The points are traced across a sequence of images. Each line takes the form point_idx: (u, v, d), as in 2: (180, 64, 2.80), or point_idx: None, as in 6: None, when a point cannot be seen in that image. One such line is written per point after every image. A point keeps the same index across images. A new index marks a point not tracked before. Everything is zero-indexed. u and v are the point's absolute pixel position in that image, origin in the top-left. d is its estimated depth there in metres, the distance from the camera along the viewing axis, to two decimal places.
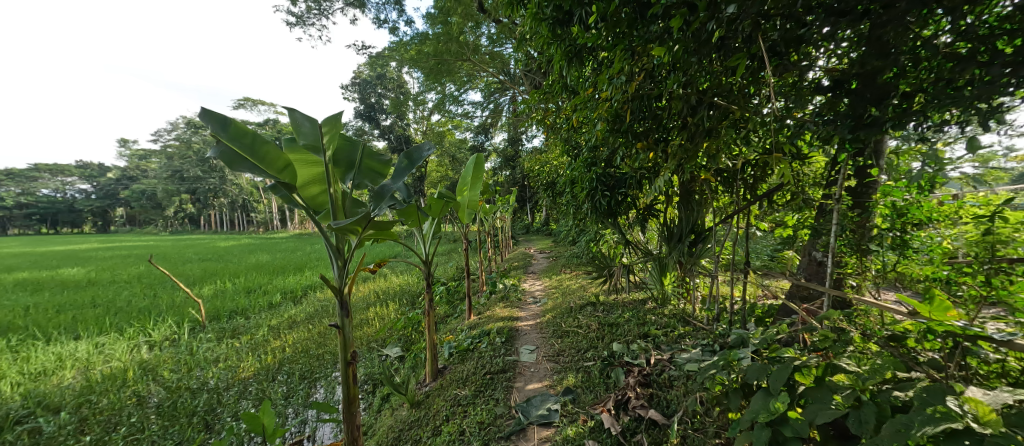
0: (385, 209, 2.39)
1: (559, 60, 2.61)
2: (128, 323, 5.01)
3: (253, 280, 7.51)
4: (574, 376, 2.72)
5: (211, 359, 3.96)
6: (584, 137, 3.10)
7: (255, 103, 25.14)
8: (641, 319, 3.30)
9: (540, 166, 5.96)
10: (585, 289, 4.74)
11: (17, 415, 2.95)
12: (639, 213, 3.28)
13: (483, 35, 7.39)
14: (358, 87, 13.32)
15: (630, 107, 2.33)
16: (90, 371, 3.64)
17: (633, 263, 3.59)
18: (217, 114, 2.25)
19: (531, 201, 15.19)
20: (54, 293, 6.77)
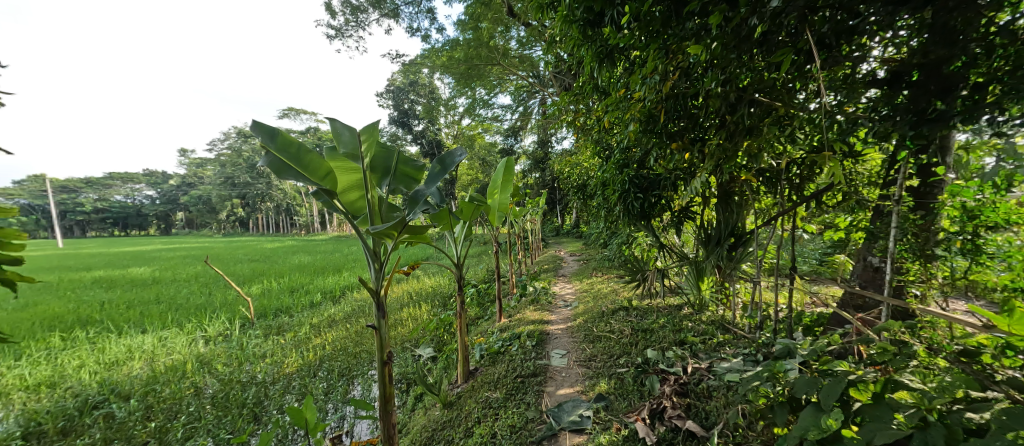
0: (419, 213, 2.41)
1: (590, 61, 2.58)
2: (186, 319, 5.32)
3: (295, 281, 7.81)
4: (607, 383, 2.67)
5: (259, 354, 4.13)
6: (616, 139, 3.06)
7: (297, 112, 26.21)
8: (676, 325, 3.21)
9: (571, 168, 5.90)
10: (617, 292, 4.66)
11: (94, 401, 3.18)
12: (674, 216, 3.18)
13: (513, 38, 7.40)
14: (392, 94, 13.68)
15: (664, 107, 2.26)
16: (155, 362, 3.88)
17: (668, 267, 3.50)
18: (267, 126, 2.36)
19: (561, 203, 15.12)
20: (122, 290, 7.27)
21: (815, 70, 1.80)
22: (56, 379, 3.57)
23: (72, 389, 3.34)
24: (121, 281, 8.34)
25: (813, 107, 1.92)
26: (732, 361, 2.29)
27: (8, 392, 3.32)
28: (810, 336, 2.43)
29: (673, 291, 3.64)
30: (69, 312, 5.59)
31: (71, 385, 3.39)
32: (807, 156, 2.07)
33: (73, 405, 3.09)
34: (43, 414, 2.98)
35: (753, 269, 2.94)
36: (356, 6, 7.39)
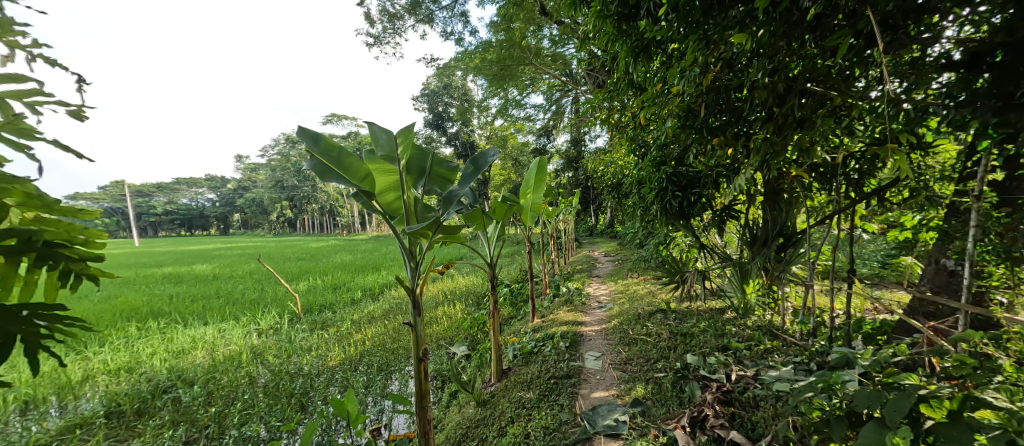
0: (453, 213, 2.42)
1: (625, 57, 2.51)
2: (241, 312, 5.62)
3: (338, 278, 8.09)
4: (644, 387, 2.59)
5: (306, 347, 4.30)
6: (653, 136, 2.97)
7: (339, 119, 27.19)
8: (719, 330, 3.09)
9: (606, 167, 5.80)
10: (654, 294, 4.54)
11: (163, 386, 3.40)
12: (716, 215, 3.08)
13: (546, 37, 7.37)
14: (427, 97, 13.93)
15: (705, 101, 2.17)
16: (214, 352, 4.11)
17: (709, 268, 3.37)
18: (311, 131, 2.44)
19: (595, 203, 14.98)
20: (185, 285, 7.78)
21: (877, 54, 1.72)
22: (132, 364, 3.86)
23: (144, 375, 3.58)
24: (182, 277, 8.92)
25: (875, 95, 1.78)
26: (782, 370, 2.19)
27: (93, 375, 3.61)
28: (870, 344, 2.26)
29: (714, 294, 3.50)
30: (142, 304, 6.05)
31: (145, 371, 3.65)
32: (866, 148, 1.96)
33: (146, 389, 3.32)
34: (122, 396, 3.22)
35: (803, 272, 2.79)
36: (392, 13, 7.56)
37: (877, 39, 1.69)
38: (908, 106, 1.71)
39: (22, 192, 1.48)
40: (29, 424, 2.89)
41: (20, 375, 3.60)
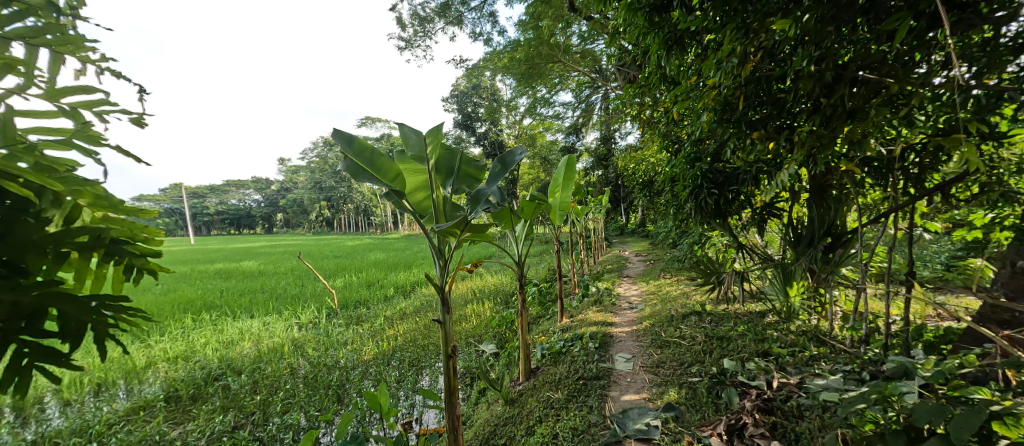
0: (481, 212, 2.42)
1: (657, 50, 2.44)
2: (283, 306, 5.85)
3: (371, 275, 8.28)
4: (677, 392, 2.52)
5: (342, 341, 4.41)
6: (687, 131, 2.89)
7: (373, 122, 27.87)
8: (758, 334, 2.97)
9: (637, 165, 5.67)
10: (689, 296, 4.42)
11: (215, 373, 3.59)
12: (756, 213, 2.98)
13: (576, 33, 7.28)
14: (456, 98, 14.06)
15: (744, 92, 2.08)
16: (260, 343, 4.29)
17: (748, 269, 3.24)
18: (346, 132, 2.49)
19: (625, 201, 14.76)
20: (232, 280, 8.17)
21: (940, 37, 1.61)
22: (188, 353, 4.08)
23: (198, 363, 3.78)
24: (230, 272, 9.37)
25: (938, 81, 1.70)
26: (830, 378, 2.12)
27: (154, 362, 3.83)
28: (932, 354, 2.11)
29: (753, 297, 3.36)
30: (196, 297, 6.41)
31: (199, 359, 3.85)
32: (928, 140, 1.84)
33: (200, 376, 3.51)
34: (179, 381, 3.42)
35: (856, 272, 2.78)
36: (423, 17, 7.67)
37: (941, 20, 1.57)
38: (978, 93, 1.59)
39: (91, 193, 1.55)
40: (99, 405, 3.10)
41: (91, 360, 3.87)
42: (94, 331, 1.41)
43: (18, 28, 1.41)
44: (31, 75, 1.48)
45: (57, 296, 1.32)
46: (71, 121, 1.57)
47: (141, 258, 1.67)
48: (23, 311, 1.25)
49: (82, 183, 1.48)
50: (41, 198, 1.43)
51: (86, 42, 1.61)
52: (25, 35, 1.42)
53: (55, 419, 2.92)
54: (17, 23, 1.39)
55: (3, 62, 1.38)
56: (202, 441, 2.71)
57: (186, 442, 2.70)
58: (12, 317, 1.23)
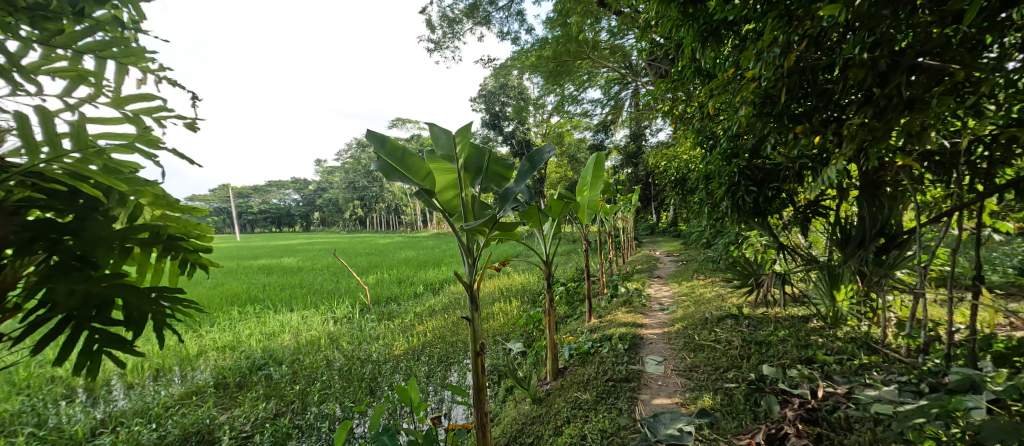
0: (510, 210, 2.41)
1: (691, 42, 2.37)
2: (319, 301, 6.03)
3: (402, 272, 8.44)
4: (712, 398, 2.43)
5: (375, 336, 4.51)
6: (723, 126, 2.80)
7: (403, 123, 28.37)
8: (801, 340, 2.84)
9: (669, 162, 5.54)
10: (724, 298, 4.28)
11: (258, 363, 3.74)
12: (799, 212, 2.85)
13: (605, 29, 7.19)
14: (483, 98, 14.12)
15: (788, 84, 2.00)
16: (299, 336, 4.44)
17: (790, 271, 3.09)
18: (377, 133, 2.52)
19: (656, 200, 14.48)
20: (273, 275, 8.52)
21: (1013, 18, 1.50)
22: (235, 343, 4.28)
23: (244, 352, 3.96)
24: (270, 267, 9.77)
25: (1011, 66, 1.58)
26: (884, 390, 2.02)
27: (205, 350, 4.04)
28: (1002, 366, 1.96)
29: (795, 301, 3.20)
30: (241, 291, 6.71)
31: (245, 349, 4.04)
32: (1000, 131, 1.71)
33: (245, 364, 3.67)
34: (227, 369, 3.59)
35: (914, 274, 2.58)
36: (451, 18, 7.74)
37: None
38: None
39: (152, 193, 1.59)
40: (157, 389, 3.30)
41: (150, 346, 4.12)
42: (154, 320, 1.49)
43: (88, 42, 1.44)
44: (100, 85, 1.54)
45: (122, 287, 1.38)
46: (135, 125, 1.62)
47: (194, 253, 1.72)
48: (93, 301, 1.32)
49: (144, 184, 1.53)
50: (108, 197, 1.48)
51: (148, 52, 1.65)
52: (94, 48, 1.46)
53: (121, 400, 3.12)
54: (88, 38, 1.43)
55: (76, 73, 1.48)
56: (248, 427, 2.82)
57: (233, 427, 2.82)
58: (84, 305, 1.31)
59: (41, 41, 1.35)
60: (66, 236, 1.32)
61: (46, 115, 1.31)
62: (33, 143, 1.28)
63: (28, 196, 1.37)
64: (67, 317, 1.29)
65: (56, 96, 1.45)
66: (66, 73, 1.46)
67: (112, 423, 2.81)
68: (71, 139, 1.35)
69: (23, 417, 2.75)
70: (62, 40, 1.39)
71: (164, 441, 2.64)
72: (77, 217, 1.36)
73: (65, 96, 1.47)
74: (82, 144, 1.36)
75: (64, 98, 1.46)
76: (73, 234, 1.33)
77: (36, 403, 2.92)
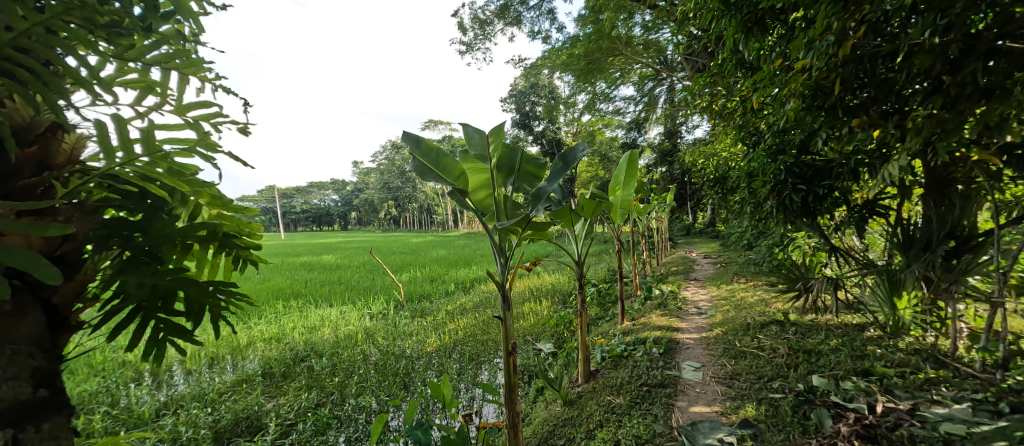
0: (542, 210, 2.39)
1: (734, 33, 2.29)
2: (356, 297, 6.20)
3: (434, 271, 8.55)
4: (755, 408, 2.31)
5: (408, 332, 4.58)
6: (767, 121, 2.69)
7: (434, 124, 28.77)
8: (857, 350, 2.69)
9: (706, 160, 5.36)
10: (767, 303, 4.10)
11: (301, 355, 3.89)
12: (854, 212, 2.68)
13: (638, 24, 7.06)
14: (514, 98, 14.15)
15: (843, 73, 1.90)
16: (337, 330, 4.57)
17: (843, 276, 2.93)
18: (413, 134, 2.55)
19: (691, 199, 14.08)
20: (313, 272, 8.84)
21: None
22: (279, 335, 4.47)
23: (288, 344, 4.12)
24: (310, 264, 10.16)
25: None
26: (954, 408, 1.89)
27: (253, 341, 4.24)
28: None
29: (849, 308, 3.02)
30: (284, 286, 7.01)
31: (288, 341, 4.20)
32: None
33: (289, 356, 3.82)
34: (273, 360, 3.75)
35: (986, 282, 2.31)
36: (482, 20, 7.78)
37: None
38: None
39: (209, 193, 1.61)
40: (212, 376, 3.49)
41: (206, 335, 4.37)
42: (211, 311, 1.58)
43: (155, 54, 1.38)
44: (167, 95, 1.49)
45: (186, 281, 1.43)
46: (195, 131, 1.52)
47: (246, 251, 1.77)
48: (159, 292, 1.41)
49: (202, 185, 1.56)
50: (172, 197, 1.49)
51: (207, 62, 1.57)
52: (161, 61, 1.40)
53: (180, 385, 3.32)
54: (156, 51, 1.36)
55: (145, 84, 1.44)
56: (291, 414, 2.92)
57: (278, 415, 2.93)
58: (151, 297, 1.39)
59: (114, 54, 1.24)
60: (136, 233, 1.32)
61: (121, 121, 1.20)
62: (109, 148, 1.19)
63: (104, 197, 1.38)
64: (137, 309, 1.39)
65: (127, 104, 1.37)
66: (137, 84, 1.43)
67: (174, 406, 2.98)
68: (141, 142, 1.29)
69: (100, 397, 2.98)
70: (134, 53, 1.29)
71: (218, 425, 2.77)
72: (146, 216, 1.37)
73: (134, 104, 1.36)
74: (153, 148, 1.29)
75: (133, 105, 1.36)
76: (142, 231, 1.33)
77: (110, 385, 3.16)
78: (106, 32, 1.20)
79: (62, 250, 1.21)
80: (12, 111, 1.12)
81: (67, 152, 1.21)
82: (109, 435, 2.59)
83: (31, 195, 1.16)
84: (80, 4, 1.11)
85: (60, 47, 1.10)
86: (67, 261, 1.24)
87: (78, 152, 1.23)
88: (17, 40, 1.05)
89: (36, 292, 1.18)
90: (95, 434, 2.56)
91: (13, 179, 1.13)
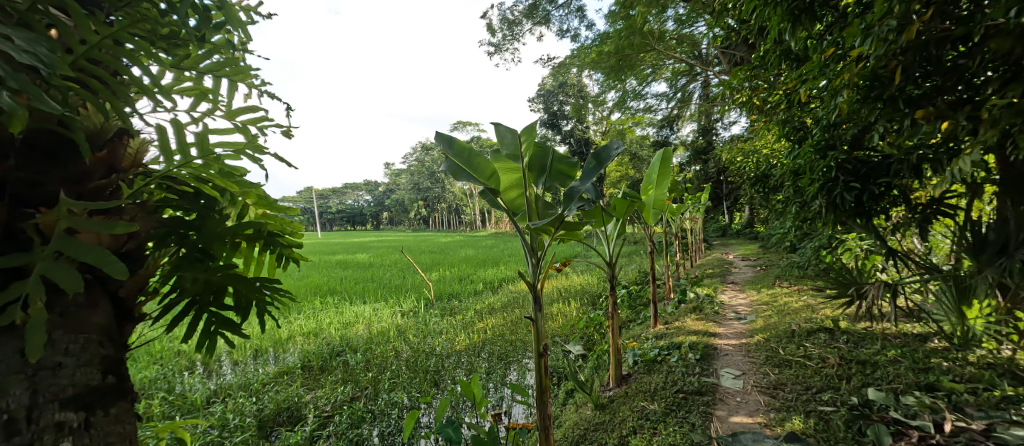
0: (574, 210, 2.32)
1: (781, 23, 2.20)
2: (387, 295, 6.31)
3: (463, 270, 8.62)
4: (803, 421, 2.19)
5: (438, 330, 4.62)
6: (816, 114, 2.56)
7: (463, 125, 29.04)
8: (919, 363, 2.52)
9: (744, 158, 5.17)
10: (812, 309, 3.91)
11: (337, 349, 3.98)
12: (914, 213, 2.49)
13: (671, 18, 6.90)
14: (542, 97, 14.16)
15: (905, 60, 1.79)
16: (370, 327, 4.67)
17: (901, 281, 2.75)
18: (446, 134, 2.56)
19: (726, 198, 13.60)
20: (347, 269, 9.09)
21: None
22: (317, 329, 4.61)
23: (324, 339, 4.24)
24: (344, 262, 10.46)
25: None
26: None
27: (293, 335, 4.40)
28: None
29: (908, 315, 2.83)
30: (320, 282, 7.24)
31: (324, 336, 4.32)
32: None
33: (326, 350, 3.93)
34: (311, 353, 3.87)
35: None
36: (511, 20, 7.79)
37: None
38: None
39: (255, 194, 1.67)
40: (257, 367, 3.64)
41: (252, 328, 4.57)
42: (257, 305, 1.62)
43: (208, 63, 1.42)
44: (218, 101, 1.52)
45: (235, 276, 1.49)
46: (244, 136, 1.54)
47: (289, 248, 1.81)
48: (211, 287, 1.46)
49: (250, 186, 1.62)
50: (223, 197, 1.56)
51: (254, 69, 1.60)
52: (213, 70, 1.43)
53: (228, 375, 3.49)
54: (208, 60, 1.40)
55: (199, 91, 1.49)
56: (329, 407, 2.99)
57: (316, 406, 3.01)
58: (204, 292, 1.45)
59: (173, 64, 1.28)
60: (191, 232, 1.39)
61: (180, 124, 1.24)
62: (168, 151, 1.22)
63: (164, 197, 1.45)
64: (191, 302, 1.46)
65: (184, 109, 1.40)
66: (192, 92, 1.49)
67: (222, 394, 3.12)
68: (197, 146, 1.32)
69: (158, 383, 3.16)
70: (190, 63, 1.33)
71: (261, 414, 2.87)
72: (199, 215, 1.44)
73: (189, 109, 1.40)
74: (207, 151, 1.33)
75: (189, 111, 1.40)
76: (195, 230, 1.39)
77: (167, 372, 3.35)
78: (166, 44, 1.25)
79: (128, 246, 1.21)
80: (84, 118, 1.13)
81: (132, 156, 1.23)
82: (166, 419, 2.74)
83: (99, 196, 1.16)
84: (142, 19, 1.14)
85: (127, 57, 1.11)
86: (131, 258, 1.25)
87: (142, 157, 1.24)
88: (90, 52, 1.06)
89: (104, 285, 1.18)
90: (154, 418, 2.71)
91: (84, 182, 1.12)
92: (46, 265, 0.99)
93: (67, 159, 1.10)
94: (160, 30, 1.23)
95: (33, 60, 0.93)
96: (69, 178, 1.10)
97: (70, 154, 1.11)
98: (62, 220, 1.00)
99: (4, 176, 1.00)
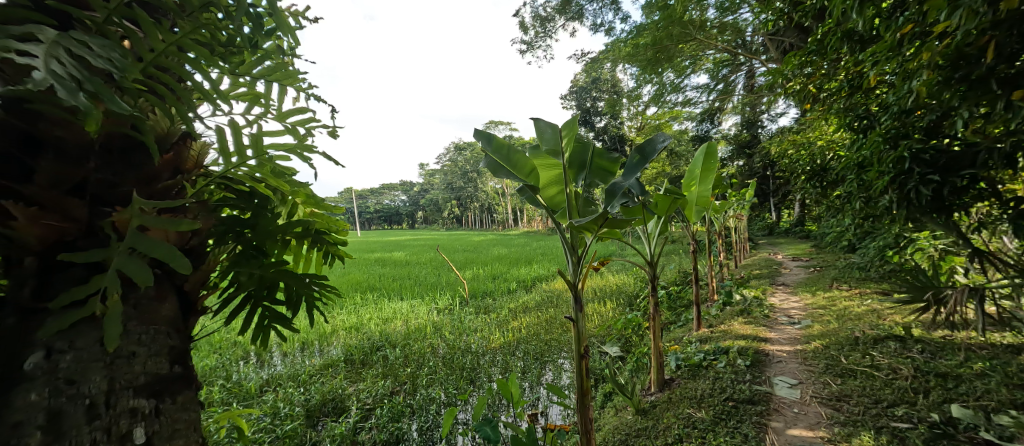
0: (617, 207, 2.25)
1: (844, 2, 2.07)
2: (424, 292, 6.40)
3: (496, 269, 8.63)
4: (874, 438, 2.03)
5: (474, 329, 4.64)
6: (883, 100, 2.38)
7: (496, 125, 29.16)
8: (1013, 380, 2.29)
9: (794, 150, 4.90)
10: (878, 315, 3.63)
11: (377, 345, 4.07)
12: (1000, 208, 2.26)
13: (711, 7, 6.64)
14: (576, 93, 14.02)
15: (997, 36, 1.63)
16: (408, 323, 4.74)
17: (984, 285, 2.51)
18: (485, 131, 2.56)
19: (771, 195, 12.95)
20: (385, 267, 9.34)
21: None
22: (358, 325, 4.73)
23: (365, 334, 4.35)
24: (382, 260, 10.72)
25: None
26: None
27: (336, 330, 4.54)
28: None
29: (995, 324, 2.57)
30: (360, 279, 7.45)
31: (365, 332, 4.43)
32: None
33: (366, 345, 4.03)
34: (353, 348, 3.98)
35: None
36: (544, 17, 7.74)
37: None
38: None
39: (303, 193, 1.72)
40: (304, 359, 3.79)
41: (300, 322, 4.77)
42: (307, 301, 1.67)
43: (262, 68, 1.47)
44: (270, 105, 1.57)
45: (285, 272, 1.55)
46: (294, 137, 1.58)
47: (335, 247, 1.85)
48: (265, 282, 1.53)
49: (299, 185, 1.65)
50: (275, 196, 1.61)
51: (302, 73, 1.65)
52: (268, 74, 1.48)
53: (278, 365, 3.64)
54: (263, 65, 1.45)
55: (252, 96, 1.54)
56: (370, 400, 3.05)
57: (359, 399, 3.08)
58: (259, 287, 1.53)
59: (230, 70, 1.33)
60: (245, 229, 1.46)
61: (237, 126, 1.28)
62: (227, 152, 1.26)
63: (221, 197, 1.52)
64: (247, 297, 1.54)
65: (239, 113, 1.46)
66: (245, 97, 1.54)
67: (273, 384, 3.26)
68: (252, 146, 1.36)
69: (217, 371, 3.34)
70: (246, 68, 1.38)
71: (309, 404, 2.96)
72: (252, 214, 1.50)
73: (244, 113, 1.45)
74: (261, 151, 1.37)
75: (244, 114, 1.45)
76: (250, 227, 1.46)
77: (225, 362, 3.55)
78: (223, 51, 1.30)
79: (192, 243, 1.25)
80: (154, 121, 1.17)
81: (194, 158, 1.28)
82: (224, 405, 2.88)
83: (167, 195, 1.21)
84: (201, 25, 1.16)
85: (189, 63, 1.15)
86: (195, 253, 1.29)
87: (203, 159, 1.30)
88: (158, 59, 1.10)
89: (171, 280, 1.23)
90: (214, 404, 2.86)
91: (154, 182, 1.18)
92: (121, 259, 1.03)
93: (139, 161, 1.15)
94: (219, 37, 1.27)
95: (106, 65, 0.97)
96: (141, 179, 1.15)
97: (141, 155, 1.16)
98: (135, 219, 1.05)
99: (86, 178, 1.05)
